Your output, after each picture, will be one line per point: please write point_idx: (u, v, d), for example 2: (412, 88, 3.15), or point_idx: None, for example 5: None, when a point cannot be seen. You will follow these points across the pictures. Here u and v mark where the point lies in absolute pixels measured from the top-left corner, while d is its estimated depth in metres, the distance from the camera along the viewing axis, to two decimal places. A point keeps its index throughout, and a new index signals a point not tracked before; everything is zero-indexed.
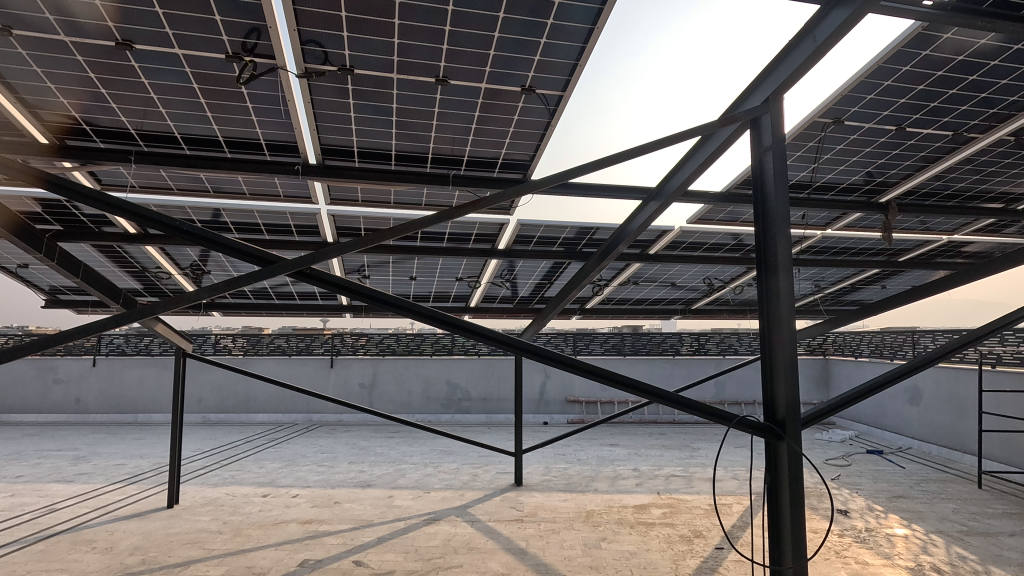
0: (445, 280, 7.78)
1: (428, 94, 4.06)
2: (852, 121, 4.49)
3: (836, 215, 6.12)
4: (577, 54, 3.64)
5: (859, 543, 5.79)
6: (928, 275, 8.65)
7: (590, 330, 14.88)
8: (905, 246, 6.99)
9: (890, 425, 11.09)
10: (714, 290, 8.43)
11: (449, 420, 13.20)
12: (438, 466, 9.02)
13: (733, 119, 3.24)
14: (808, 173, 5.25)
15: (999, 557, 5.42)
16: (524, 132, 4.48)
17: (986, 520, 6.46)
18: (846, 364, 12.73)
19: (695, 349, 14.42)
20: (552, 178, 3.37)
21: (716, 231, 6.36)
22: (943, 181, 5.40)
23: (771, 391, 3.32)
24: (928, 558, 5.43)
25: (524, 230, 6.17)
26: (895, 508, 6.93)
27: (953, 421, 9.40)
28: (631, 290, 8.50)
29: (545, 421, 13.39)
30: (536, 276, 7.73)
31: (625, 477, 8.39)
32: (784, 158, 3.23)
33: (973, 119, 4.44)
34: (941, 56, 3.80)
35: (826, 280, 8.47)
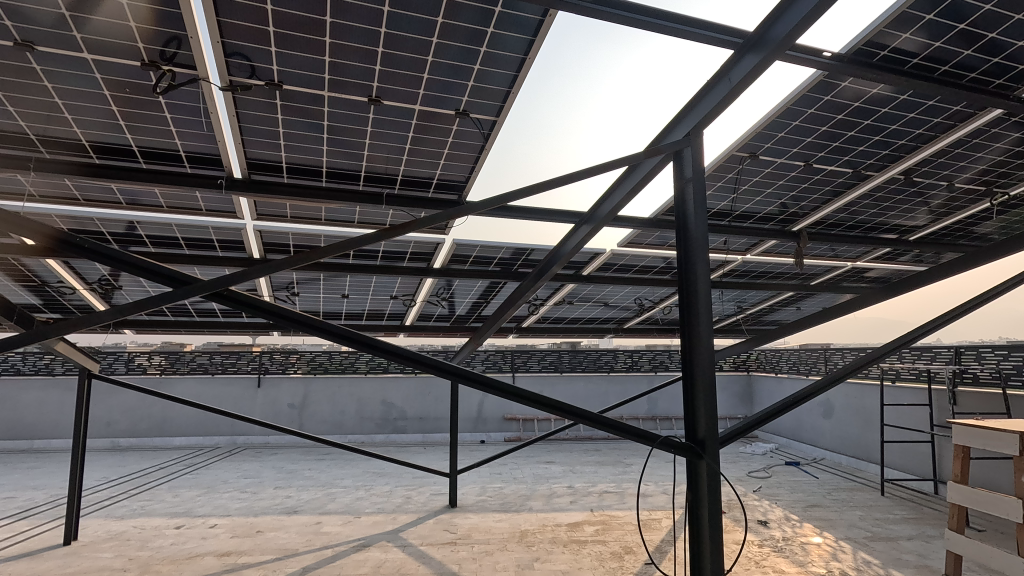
0: (379, 298, 7.64)
1: (360, 114, 4.01)
2: (766, 156, 4.82)
3: (754, 242, 6.50)
4: (510, 82, 3.75)
5: (777, 552, 6.10)
6: (836, 297, 9.32)
7: (528, 346, 15.00)
8: (815, 270, 7.53)
9: (806, 437, 11.81)
10: (644, 310, 8.71)
11: (383, 440, 12.87)
12: (370, 489, 8.75)
13: (657, 151, 3.40)
14: (728, 202, 5.58)
15: (899, 560, 5.86)
16: (458, 154, 4.51)
17: (888, 525, 6.97)
18: (767, 380, 13.48)
19: (628, 365, 14.86)
20: (487, 202, 3.39)
21: (645, 254, 6.60)
22: (847, 214, 5.89)
23: (692, 412, 3.44)
24: (838, 564, 5.79)
25: (459, 250, 6.18)
26: (809, 517, 7.37)
27: (860, 433, 10.13)
28: (566, 309, 8.65)
29: (482, 439, 13.33)
30: (472, 295, 7.73)
31: (560, 494, 8.45)
32: (703, 190, 3.43)
33: (870, 159, 4.89)
34: (841, 101, 4.15)
35: (748, 302, 8.95)
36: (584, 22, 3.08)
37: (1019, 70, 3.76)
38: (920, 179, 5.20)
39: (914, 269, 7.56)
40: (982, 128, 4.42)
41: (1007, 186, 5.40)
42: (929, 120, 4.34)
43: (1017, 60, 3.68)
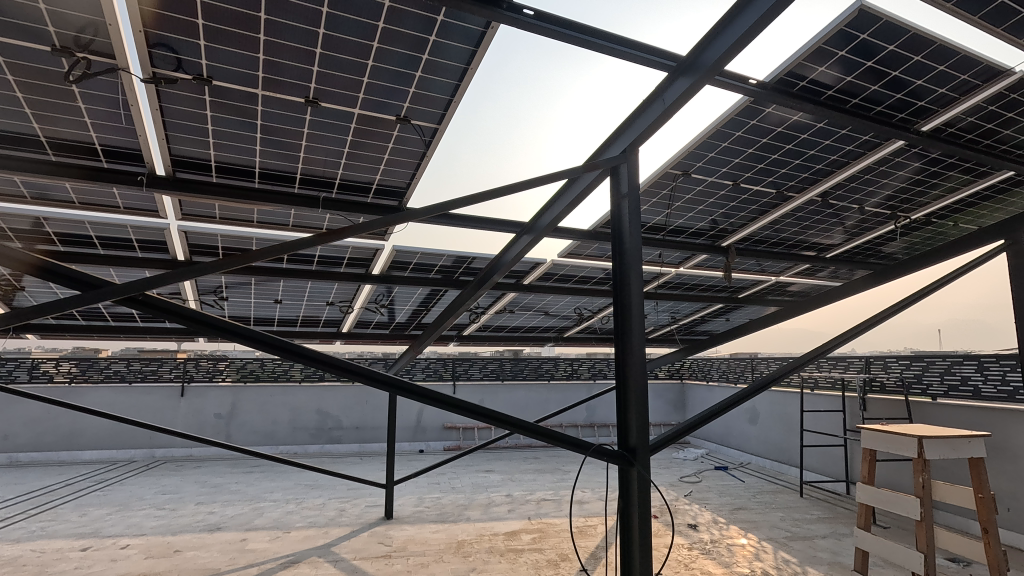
0: (314, 304, 7.40)
1: (296, 114, 3.89)
2: (697, 174, 5.05)
3: (687, 255, 6.78)
4: (452, 90, 3.75)
5: (705, 554, 6.35)
6: (762, 310, 9.86)
7: (469, 354, 14.95)
8: (743, 284, 7.94)
9: (734, 443, 12.39)
10: (583, 320, 8.88)
11: (317, 451, 12.44)
12: (301, 503, 8.41)
13: (594, 166, 3.51)
14: (663, 217, 5.80)
15: (814, 558, 6.22)
16: (398, 160, 4.45)
17: (806, 525, 7.40)
18: (699, 387, 14.05)
19: (568, 374, 15.09)
20: (426, 209, 3.35)
21: (584, 265, 6.73)
22: (771, 231, 6.25)
23: (624, 420, 3.52)
24: (760, 564, 6.09)
25: (399, 257, 6.09)
26: (735, 519, 7.72)
27: (782, 438, 10.73)
28: (507, 317, 8.69)
29: (421, 449, 13.14)
30: (412, 302, 7.62)
31: (497, 503, 8.43)
32: (638, 205, 3.56)
33: (791, 181, 5.23)
34: (765, 125, 4.42)
35: (681, 313, 9.31)
36: (526, 37, 3.13)
37: (919, 105, 4.13)
38: (836, 202, 5.60)
39: (830, 284, 8.12)
40: (888, 156, 4.82)
41: (909, 211, 5.91)
42: (843, 147, 4.69)
43: (917, 96, 4.04)
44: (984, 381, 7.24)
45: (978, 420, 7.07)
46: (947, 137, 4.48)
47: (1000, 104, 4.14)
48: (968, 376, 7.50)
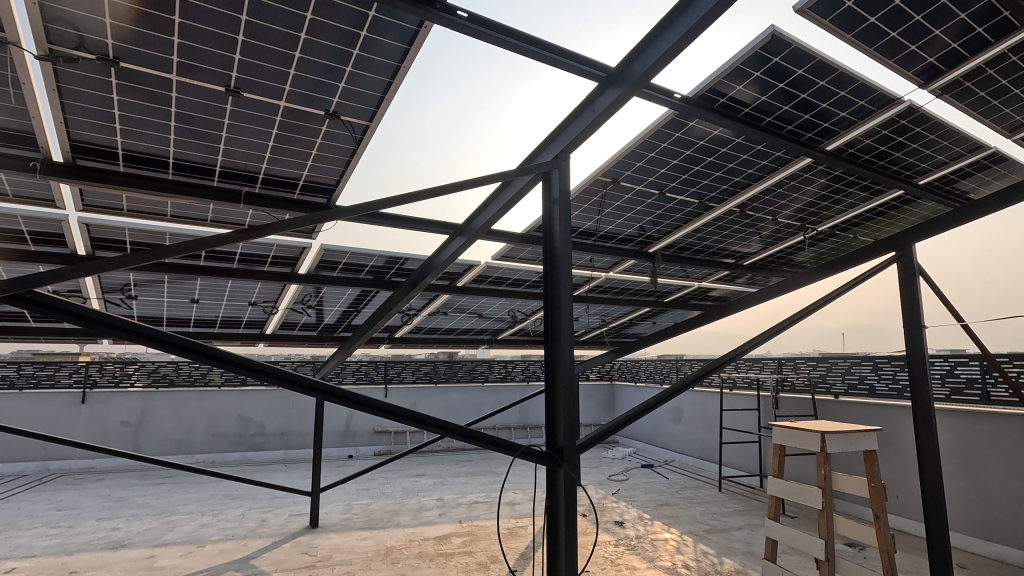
0: (235, 304, 7.02)
1: (216, 104, 3.68)
2: (626, 182, 5.23)
3: (616, 260, 6.99)
4: (384, 88, 3.65)
5: (630, 550, 6.56)
6: (686, 314, 10.32)
7: (402, 357, 14.68)
8: (668, 288, 8.29)
9: (659, 441, 12.90)
10: (517, 322, 8.94)
11: (237, 459, 11.81)
12: (217, 515, 7.94)
13: (527, 170, 3.57)
14: (594, 223, 5.96)
15: (730, 549, 6.58)
16: (327, 156, 4.29)
17: (723, 518, 7.81)
18: (628, 388, 14.52)
19: (502, 376, 15.15)
20: (355, 208, 3.26)
21: (518, 268, 6.78)
22: (694, 239, 6.57)
23: (552, 421, 3.58)
24: (681, 556, 6.36)
25: (328, 256, 5.87)
26: (659, 515, 8.03)
27: (703, 435, 11.29)
28: (440, 319, 8.62)
29: (350, 454, 12.77)
30: (342, 303, 7.40)
31: (428, 508, 8.32)
32: (568, 211, 3.66)
33: (712, 192, 5.52)
34: (690, 138, 4.64)
35: (611, 316, 9.58)
36: (461, 40, 3.13)
37: (824, 126, 4.48)
38: (752, 213, 5.96)
39: (747, 290, 8.63)
40: (798, 172, 5.20)
41: (816, 223, 6.39)
42: (758, 162, 5.01)
43: (823, 118, 4.38)
44: (878, 381, 7.95)
45: (871, 416, 7.75)
46: (849, 156, 4.89)
47: (892, 129, 4.56)
48: (865, 376, 8.20)
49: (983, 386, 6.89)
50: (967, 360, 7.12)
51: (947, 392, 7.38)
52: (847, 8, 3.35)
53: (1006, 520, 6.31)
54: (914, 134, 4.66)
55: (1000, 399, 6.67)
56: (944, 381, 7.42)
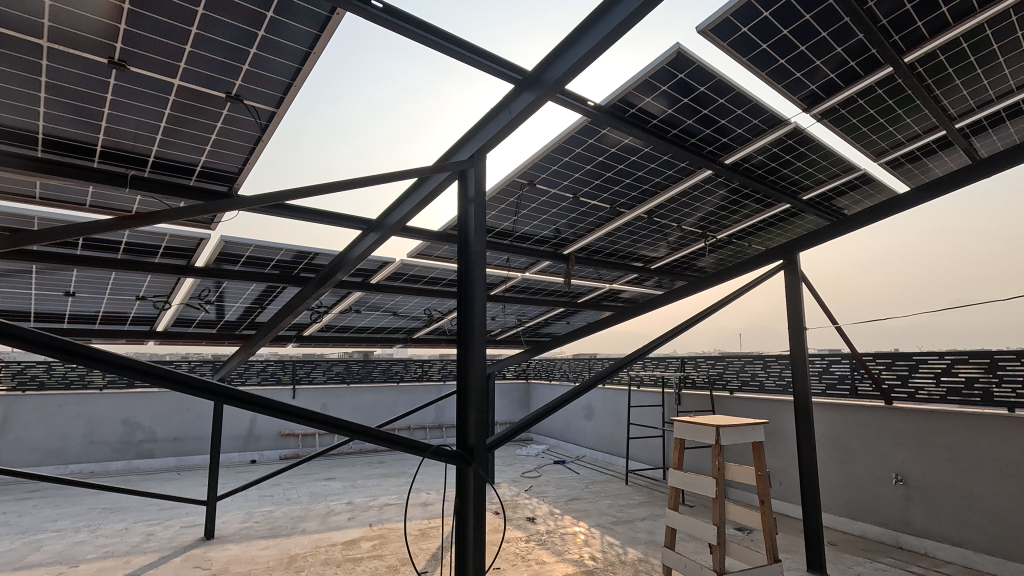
0: (120, 298, 6.40)
1: (98, 77, 3.33)
2: (542, 184, 5.34)
3: (532, 261, 7.11)
4: (293, 74, 3.46)
5: (540, 545, 6.70)
6: (598, 314, 10.69)
7: (313, 356, 14.06)
8: (582, 290, 8.55)
9: (572, 438, 13.30)
10: (433, 321, 8.84)
11: (122, 468, 10.78)
12: (95, 531, 7.19)
13: (443, 168, 3.59)
14: (510, 223, 6.02)
15: (634, 539, 6.90)
16: (228, 142, 4.01)
17: (629, 509, 8.19)
18: (543, 387, 14.86)
19: (417, 375, 14.94)
20: (259, 198, 3.08)
21: (434, 267, 6.69)
22: (607, 243, 6.80)
23: (463, 420, 3.57)
24: (589, 549, 6.59)
25: (228, 249, 5.49)
26: (569, 509, 8.27)
27: (612, 431, 11.76)
28: (352, 317, 8.32)
29: (252, 459, 12.07)
30: (244, 299, 6.96)
31: (337, 512, 8.02)
32: (483, 210, 3.73)
33: (623, 198, 5.76)
34: (602, 145, 4.81)
35: (527, 315, 9.71)
36: (376, 32, 3.06)
37: (723, 141, 4.82)
38: (659, 220, 6.29)
39: (654, 293, 9.09)
40: (700, 183, 5.55)
41: (716, 231, 6.86)
42: (664, 171, 5.30)
43: (722, 133, 4.70)
44: (768, 377, 8.68)
45: (760, 410, 8.43)
46: (743, 170, 5.30)
47: (781, 147, 4.98)
48: (756, 373, 8.92)
49: (852, 382, 7.72)
50: (840, 358, 7.94)
51: (823, 388, 8.19)
52: (743, 33, 3.62)
53: (868, 500, 7.10)
54: (799, 153, 5.13)
55: (865, 393, 7.50)
56: (821, 377, 8.23)
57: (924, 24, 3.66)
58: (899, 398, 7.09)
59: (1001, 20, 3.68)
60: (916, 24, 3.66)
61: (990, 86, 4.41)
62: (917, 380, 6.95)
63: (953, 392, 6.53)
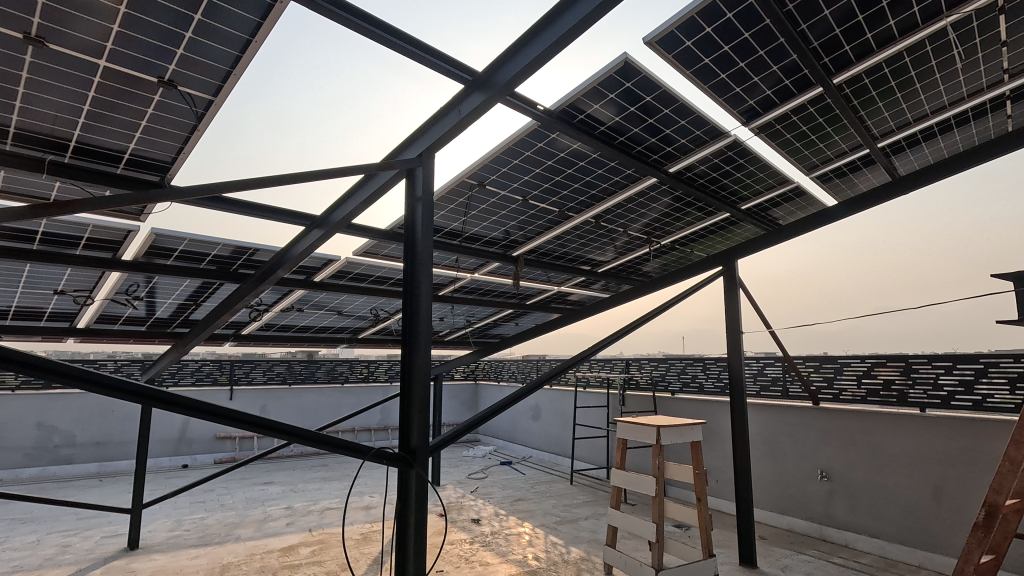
0: (36, 292, 5.94)
1: (12, 53, 3.06)
2: (491, 186, 5.34)
3: (481, 263, 7.10)
4: (232, 62, 3.31)
5: (485, 547, 6.70)
6: (547, 316, 10.79)
7: (252, 356, 13.51)
8: (530, 292, 8.61)
9: (519, 439, 13.37)
10: (380, 321, 8.66)
11: (35, 475, 10.00)
12: (2, 544, 6.63)
13: (391, 165, 3.54)
14: (459, 224, 5.99)
15: (577, 538, 7.01)
16: (160, 130, 3.79)
17: (572, 509, 8.31)
18: (491, 388, 14.88)
19: (363, 376, 14.62)
20: (193, 189, 2.93)
21: (381, 266, 6.57)
22: (556, 246, 6.88)
23: (405, 422, 3.52)
24: (532, 549, 6.64)
25: (160, 242, 5.20)
26: (515, 510, 8.31)
27: (559, 432, 11.91)
28: (294, 316, 8.06)
29: (184, 464, 11.48)
30: (177, 296, 6.61)
31: (274, 518, 7.74)
32: (431, 210, 3.71)
33: (572, 202, 5.85)
34: (551, 149, 4.87)
35: (476, 316, 9.68)
36: (322, 23, 2.98)
37: (667, 150, 4.98)
38: (606, 224, 6.42)
39: (601, 296, 9.27)
40: (645, 191, 5.71)
41: (661, 237, 7.07)
42: (611, 177, 5.42)
43: (666, 143, 4.85)
44: (707, 379, 9.03)
45: (699, 410, 8.75)
46: (686, 179, 5.49)
47: (721, 158, 5.19)
48: (695, 375, 9.26)
49: (784, 384, 8.14)
50: (773, 361, 8.36)
51: (757, 389, 8.59)
52: (686, 47, 3.76)
53: (796, 496, 7.50)
54: (738, 165, 5.36)
55: (795, 394, 7.92)
56: (756, 379, 8.63)
57: (851, 48, 3.92)
58: (825, 399, 7.52)
59: (918, 49, 3.98)
60: (843, 48, 3.90)
61: (908, 109, 4.76)
62: (840, 382, 7.40)
63: (873, 393, 7.00)
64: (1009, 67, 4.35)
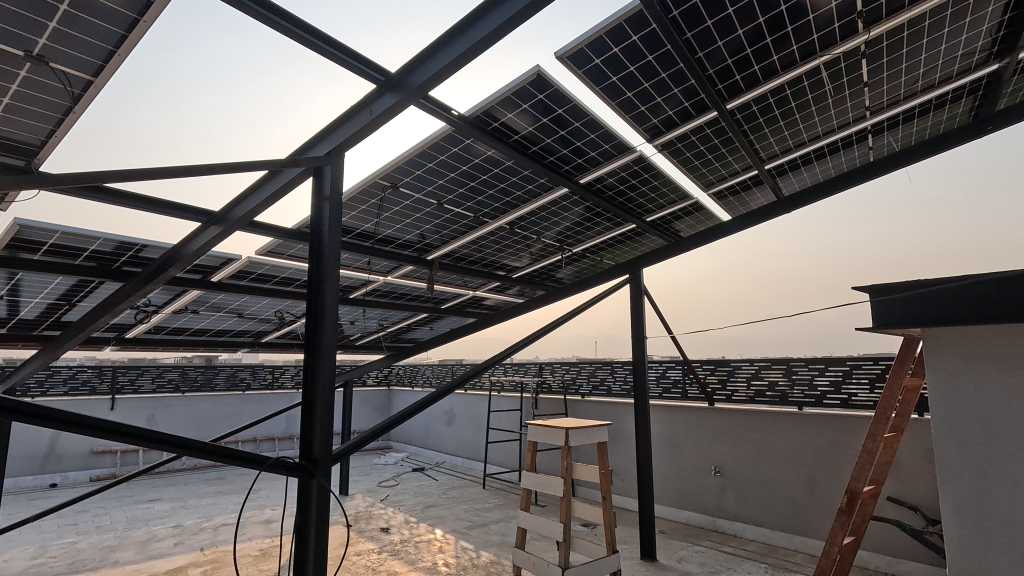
0: None
1: None
2: (405, 188, 5.27)
3: (395, 265, 6.97)
4: (117, 42, 3.03)
5: (393, 556, 6.55)
6: (462, 320, 10.79)
7: (139, 361, 12.35)
8: (445, 296, 8.56)
9: (432, 444, 13.23)
10: (285, 324, 8.23)
11: None
12: None
13: (296, 163, 3.41)
14: (372, 225, 5.84)
15: (487, 542, 7.05)
16: (28, 110, 3.38)
17: (484, 513, 8.35)
18: (405, 393, 14.62)
19: (267, 382, 13.83)
20: (64, 178, 2.63)
21: (287, 266, 6.26)
22: (472, 250, 6.88)
23: (307, 430, 3.39)
24: (442, 555, 6.59)
25: (25, 234, 4.64)
26: (426, 516, 8.20)
27: (472, 436, 11.92)
28: (188, 318, 7.47)
29: (53, 483, 10.28)
30: (47, 295, 5.92)
31: (160, 538, 7.11)
32: (340, 209, 3.60)
33: (486, 208, 5.90)
34: (465, 155, 4.89)
35: (389, 321, 9.47)
36: (221, 9, 2.81)
37: (579, 161, 5.16)
38: (520, 231, 6.53)
39: (516, 302, 9.40)
40: (558, 200, 5.88)
41: (573, 245, 7.30)
42: (525, 185, 5.53)
43: (578, 155, 5.04)
44: (614, 382, 9.44)
45: (607, 412, 9.10)
46: (596, 190, 5.71)
47: (629, 172, 5.47)
48: (604, 378, 9.65)
49: (683, 386, 8.68)
50: (675, 364, 8.90)
51: (660, 391, 9.09)
52: (595, 64, 3.93)
53: (693, 491, 8.00)
54: (643, 179, 5.66)
55: (693, 395, 8.47)
56: (659, 382, 9.13)
57: (741, 78, 4.29)
58: (719, 399, 8.10)
59: (797, 83, 4.43)
60: (735, 77, 4.26)
61: (790, 136, 5.27)
62: (733, 383, 8.01)
63: (760, 393, 7.64)
64: (871, 104, 4.97)
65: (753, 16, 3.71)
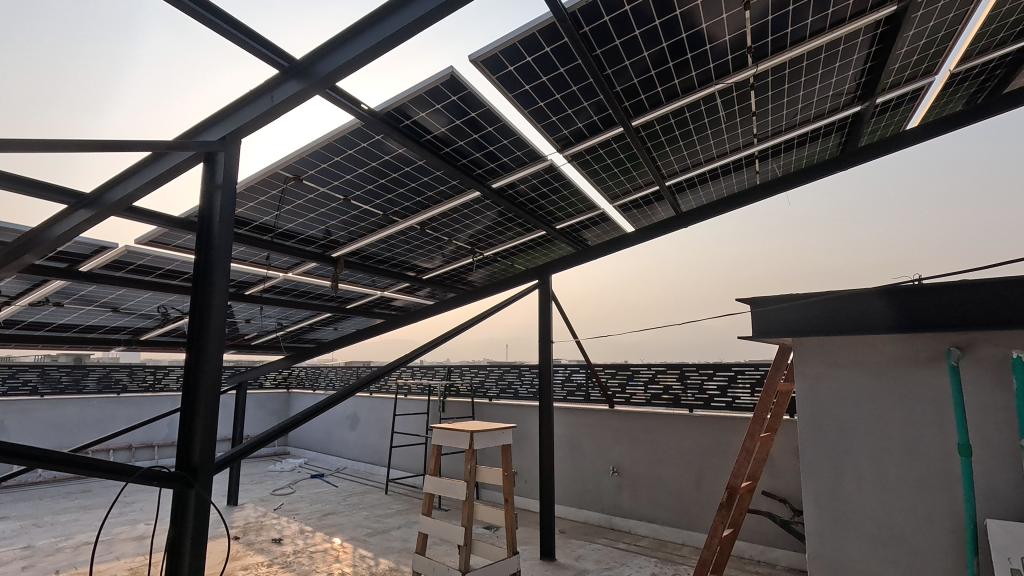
0: None
1: None
2: (309, 181, 5.03)
3: (297, 261, 6.63)
4: None
5: (285, 568, 6.19)
6: (369, 321, 10.49)
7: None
8: (351, 296, 8.28)
9: (333, 450, 12.70)
10: (169, 321, 7.56)
11: None
12: None
13: (183, 146, 3.11)
14: (272, 218, 5.51)
15: (387, 549, 6.88)
16: None
17: (385, 519, 8.14)
18: (305, 396, 13.93)
19: (145, 384, 12.76)
20: None
21: (173, 258, 5.75)
22: (381, 249, 6.69)
23: (187, 436, 3.11)
24: (339, 564, 6.33)
25: None
26: (322, 525, 7.84)
27: (376, 440, 11.59)
28: (51, 311, 6.64)
29: None
30: None
31: (4, 562, 6.21)
32: (233, 199, 3.34)
33: (396, 207, 5.76)
34: (375, 151, 4.76)
35: (290, 320, 8.99)
36: None
37: (491, 166, 5.19)
38: (431, 232, 6.45)
39: (425, 304, 9.29)
40: (470, 203, 5.88)
41: (484, 248, 7.31)
42: (437, 186, 5.47)
43: (490, 160, 5.07)
44: (521, 386, 9.62)
45: (513, 415, 9.21)
46: (508, 196, 5.78)
47: (540, 180, 5.58)
48: (512, 381, 9.88)
49: (586, 389, 9.00)
50: (579, 369, 9.23)
51: (564, 394, 9.37)
52: (510, 71, 3.98)
53: (592, 490, 8.30)
54: (554, 188, 5.81)
55: (595, 398, 8.80)
56: (564, 385, 9.41)
57: (646, 97, 4.50)
58: (619, 402, 8.49)
59: (696, 107, 4.75)
60: (642, 96, 4.46)
61: (688, 156, 5.63)
62: (632, 387, 8.44)
63: (656, 396, 8.10)
64: (758, 132, 5.45)
65: (657, 39, 3.92)
